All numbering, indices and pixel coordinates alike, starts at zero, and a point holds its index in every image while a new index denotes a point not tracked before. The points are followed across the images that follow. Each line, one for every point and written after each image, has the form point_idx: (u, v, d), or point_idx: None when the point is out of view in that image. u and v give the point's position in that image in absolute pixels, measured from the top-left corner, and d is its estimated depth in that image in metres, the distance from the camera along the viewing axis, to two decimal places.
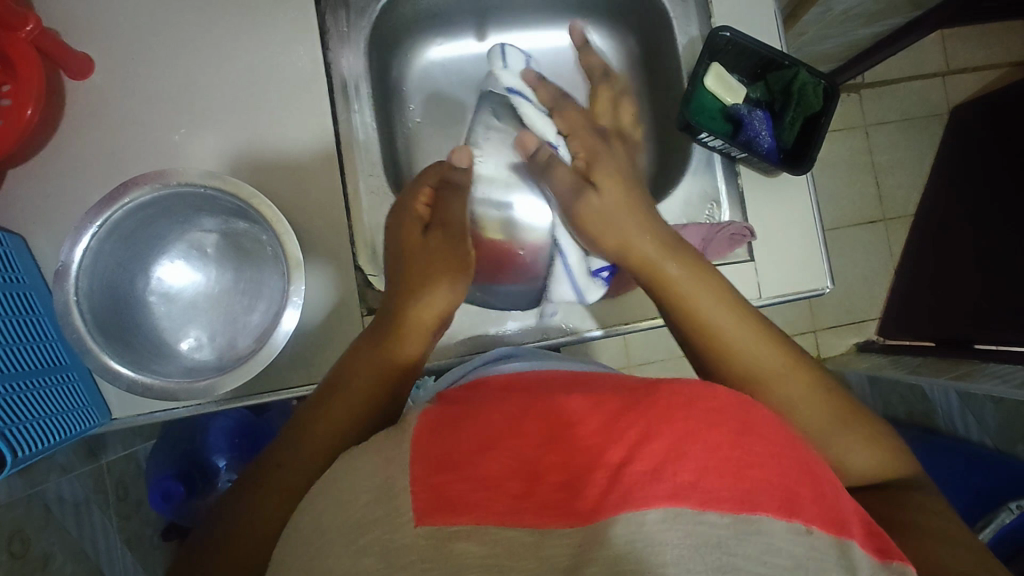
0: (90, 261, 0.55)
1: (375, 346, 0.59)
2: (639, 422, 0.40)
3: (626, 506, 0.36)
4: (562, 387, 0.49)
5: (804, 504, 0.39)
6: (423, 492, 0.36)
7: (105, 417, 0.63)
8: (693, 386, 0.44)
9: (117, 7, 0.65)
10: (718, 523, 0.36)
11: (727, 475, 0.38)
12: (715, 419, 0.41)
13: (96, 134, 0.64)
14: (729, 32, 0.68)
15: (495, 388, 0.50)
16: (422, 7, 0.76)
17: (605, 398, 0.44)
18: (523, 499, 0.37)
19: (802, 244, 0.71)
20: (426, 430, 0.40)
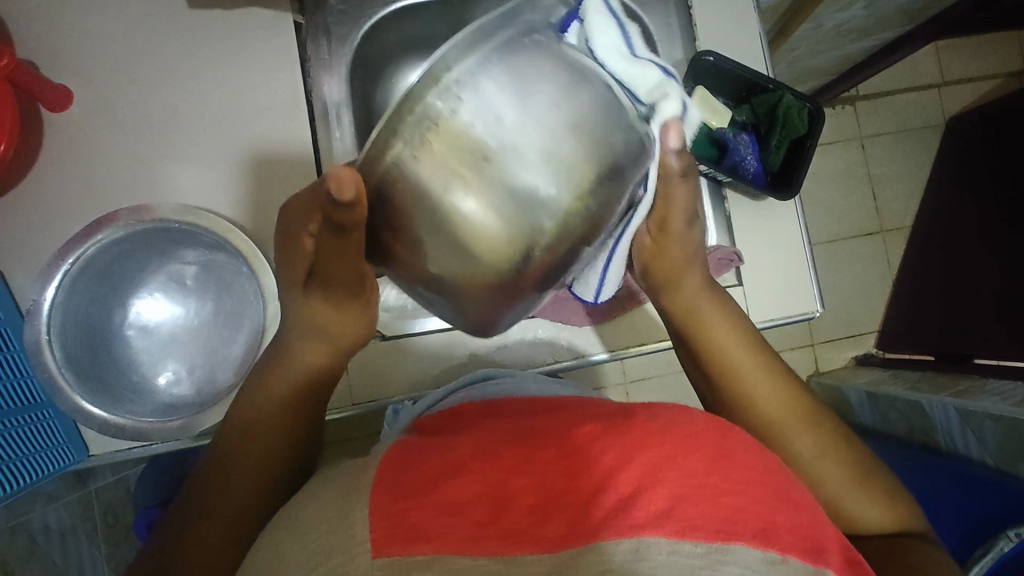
0: (63, 299, 0.55)
1: (314, 345, 0.56)
2: (613, 447, 0.39)
3: (596, 536, 0.35)
4: (543, 413, 0.47)
5: (781, 536, 0.36)
6: (383, 522, 0.35)
7: (81, 455, 0.59)
8: (669, 413, 0.43)
9: (96, 38, 0.65)
10: (692, 553, 0.34)
11: (703, 502, 0.36)
12: (695, 445, 0.39)
13: (72, 164, 0.63)
14: (711, 56, 0.68)
15: (473, 415, 0.50)
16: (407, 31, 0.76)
17: (581, 423, 0.43)
18: (488, 526, 0.35)
19: (792, 266, 0.70)
20: (391, 466, 0.39)
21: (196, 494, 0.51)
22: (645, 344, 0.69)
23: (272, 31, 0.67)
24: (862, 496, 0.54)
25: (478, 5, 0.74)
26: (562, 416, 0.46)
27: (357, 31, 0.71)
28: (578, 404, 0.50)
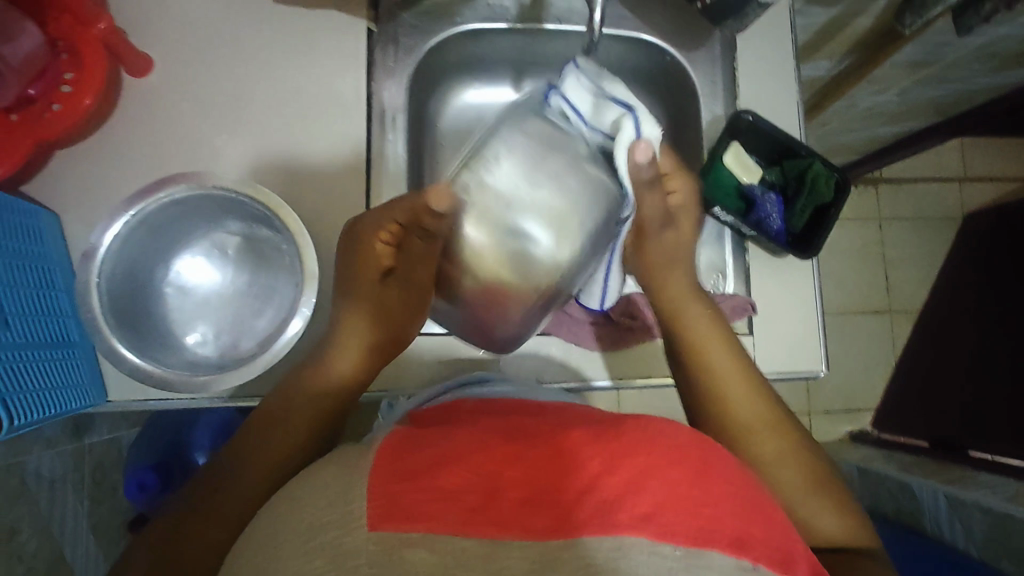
0: (117, 247, 0.58)
1: (352, 350, 0.62)
2: (602, 452, 0.40)
3: (579, 532, 0.36)
4: (529, 415, 0.49)
5: (755, 543, 0.38)
6: (380, 502, 0.36)
7: (99, 398, 0.63)
8: (655, 423, 0.45)
9: (184, 16, 0.70)
10: (671, 555, 0.36)
11: (684, 508, 0.38)
12: (679, 455, 0.41)
13: (140, 126, 0.67)
14: (750, 116, 0.72)
15: (463, 414, 0.51)
16: (468, 52, 0.81)
17: (571, 427, 0.44)
18: (478, 513, 0.36)
19: (802, 324, 0.72)
20: (389, 450, 0.40)
21: (226, 465, 0.56)
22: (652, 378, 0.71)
23: (345, 34, 0.72)
24: (817, 500, 0.55)
25: (539, 39, 0.79)
26: (551, 419, 0.47)
27: (424, 45, 0.75)
28: (562, 408, 0.52)
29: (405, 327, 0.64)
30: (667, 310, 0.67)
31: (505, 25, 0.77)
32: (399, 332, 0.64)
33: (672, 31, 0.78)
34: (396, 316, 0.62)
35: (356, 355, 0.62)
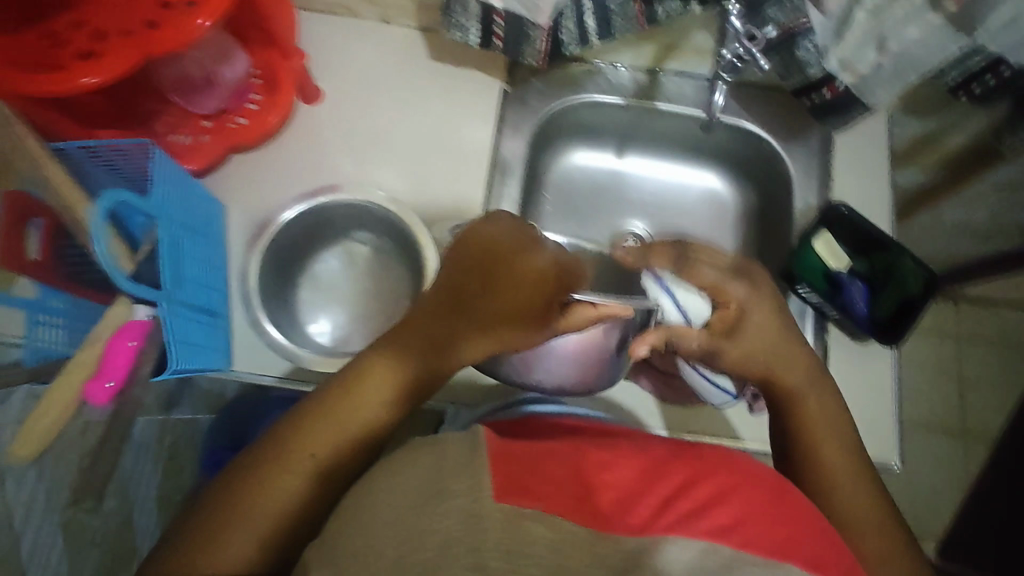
0: (277, 237, 0.68)
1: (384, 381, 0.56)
2: (683, 470, 0.45)
3: (671, 531, 0.39)
4: (603, 435, 0.53)
5: (830, 567, 0.41)
6: (501, 478, 0.40)
7: (225, 364, 0.70)
8: (729, 455, 0.49)
9: (356, 61, 0.83)
10: (755, 563, 0.39)
11: (763, 527, 0.41)
12: (754, 482, 0.45)
13: (304, 145, 0.79)
14: (844, 208, 0.77)
15: (539, 428, 0.56)
16: (583, 121, 0.90)
17: (652, 448, 0.49)
18: (579, 502, 0.40)
19: (877, 415, 0.74)
20: (498, 436, 0.45)
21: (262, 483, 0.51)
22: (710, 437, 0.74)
23: (484, 92, 0.83)
24: None
25: (650, 116, 0.88)
26: (628, 440, 0.51)
27: (551, 107, 0.85)
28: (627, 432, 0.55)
29: (465, 355, 0.57)
30: (784, 385, 0.60)
31: (623, 100, 0.86)
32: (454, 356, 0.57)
33: (776, 124, 0.85)
34: (488, 334, 0.57)
35: (387, 394, 0.55)
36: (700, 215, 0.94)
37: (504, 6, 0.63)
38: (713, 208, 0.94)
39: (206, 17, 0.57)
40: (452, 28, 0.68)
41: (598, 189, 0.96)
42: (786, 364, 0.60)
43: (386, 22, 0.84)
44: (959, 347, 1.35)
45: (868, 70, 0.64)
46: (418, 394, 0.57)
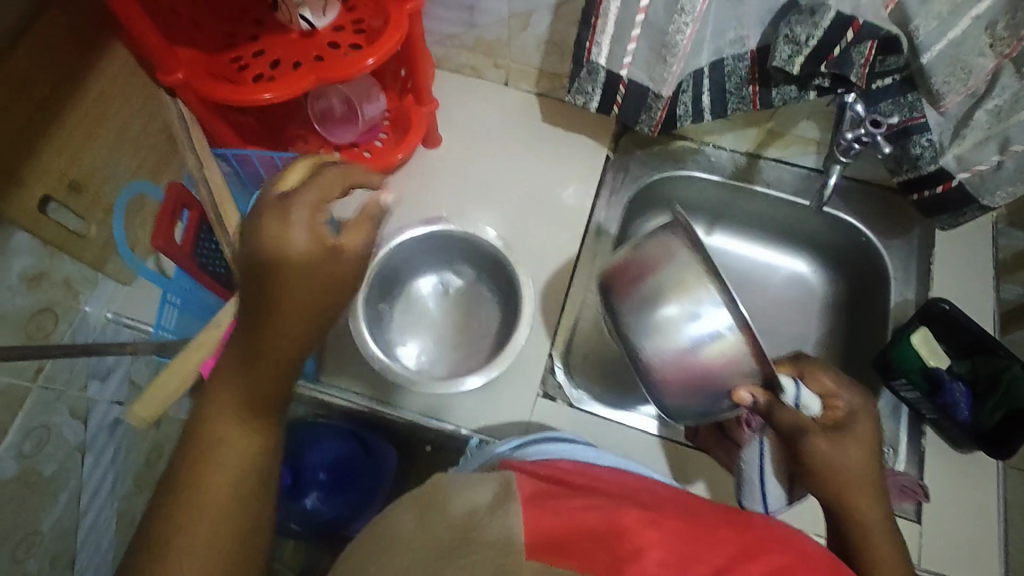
0: (387, 257, 0.72)
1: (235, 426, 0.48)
2: (734, 540, 0.42)
3: None
4: (642, 490, 0.50)
5: None
6: (533, 532, 0.40)
7: (313, 373, 0.73)
8: (779, 527, 0.46)
9: (475, 116, 0.90)
10: None
11: None
12: (810, 564, 0.43)
13: (418, 183, 0.86)
14: (946, 305, 0.74)
15: (569, 475, 0.52)
16: (676, 196, 0.93)
17: (700, 510, 0.46)
18: (619, 559, 0.38)
19: (973, 532, 0.70)
20: (533, 489, 0.45)
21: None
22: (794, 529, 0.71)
23: (588, 156, 0.88)
24: None
25: (745, 197, 0.91)
26: (669, 498, 0.49)
27: (650, 176, 0.89)
28: (663, 488, 0.52)
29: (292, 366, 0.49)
30: (850, 497, 0.55)
31: (720, 178, 0.89)
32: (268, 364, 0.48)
33: (874, 218, 0.85)
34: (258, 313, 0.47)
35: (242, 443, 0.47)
36: (785, 301, 0.94)
37: (630, 75, 0.68)
38: (800, 294, 0.94)
39: (376, 56, 0.64)
40: (576, 92, 0.73)
41: None
42: (861, 488, 0.56)
43: (508, 85, 0.92)
44: None
45: (987, 169, 0.65)
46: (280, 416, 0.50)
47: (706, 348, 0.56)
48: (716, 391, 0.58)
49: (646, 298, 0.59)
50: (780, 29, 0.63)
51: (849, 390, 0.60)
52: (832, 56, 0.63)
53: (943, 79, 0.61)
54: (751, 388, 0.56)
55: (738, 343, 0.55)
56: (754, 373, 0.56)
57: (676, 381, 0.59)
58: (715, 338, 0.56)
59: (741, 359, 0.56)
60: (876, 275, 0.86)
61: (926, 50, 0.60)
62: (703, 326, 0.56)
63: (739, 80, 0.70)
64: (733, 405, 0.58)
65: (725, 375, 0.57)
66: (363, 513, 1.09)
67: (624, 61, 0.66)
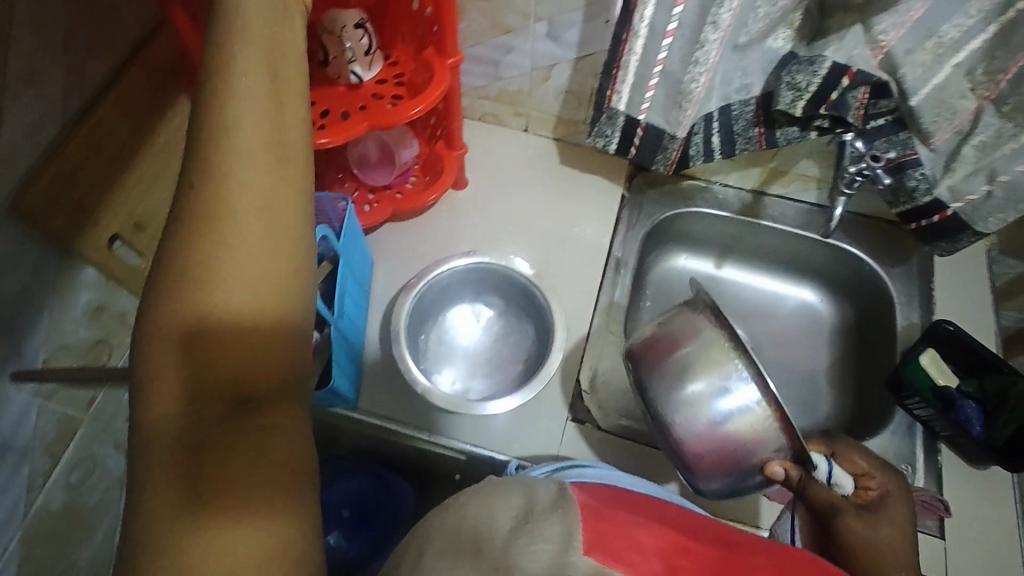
0: (426, 287, 0.77)
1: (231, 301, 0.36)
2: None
3: None
4: (679, 512, 0.48)
5: None
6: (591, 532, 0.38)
7: (354, 402, 0.77)
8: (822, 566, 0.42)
9: (499, 159, 0.97)
10: None
11: None
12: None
13: (447, 220, 0.91)
14: (951, 326, 0.78)
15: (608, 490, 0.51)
16: (687, 230, 0.99)
17: (734, 539, 0.43)
18: None
19: (995, 546, 0.72)
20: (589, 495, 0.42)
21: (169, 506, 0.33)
22: None
23: (604, 194, 0.95)
24: None
25: (752, 231, 0.97)
26: (705, 523, 0.46)
27: (663, 213, 0.95)
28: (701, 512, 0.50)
29: (246, 285, 0.35)
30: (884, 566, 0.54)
31: (728, 214, 0.95)
32: (208, 300, 0.35)
33: (875, 248, 0.91)
34: (215, 206, 0.36)
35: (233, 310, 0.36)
36: (796, 327, 0.98)
37: (647, 119, 0.75)
38: (809, 322, 0.98)
39: (421, 105, 0.71)
40: (596, 136, 0.80)
41: None
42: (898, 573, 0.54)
43: (527, 131, 0.99)
44: None
45: (977, 198, 0.71)
46: (268, 380, 0.37)
47: (734, 422, 0.60)
48: (745, 463, 0.61)
49: (674, 373, 0.63)
50: (782, 77, 0.71)
51: (884, 471, 0.61)
52: (830, 100, 0.70)
53: (931, 119, 0.69)
54: (781, 462, 0.60)
55: (765, 417, 0.59)
56: (782, 446, 0.59)
57: (706, 453, 0.62)
58: (742, 412, 0.60)
59: (768, 434, 0.59)
60: (881, 302, 0.91)
61: (915, 94, 0.67)
62: (731, 401, 0.60)
63: (746, 123, 0.77)
64: (764, 478, 0.61)
65: (754, 447, 0.60)
66: (378, 554, 1.08)
67: (642, 106, 0.73)
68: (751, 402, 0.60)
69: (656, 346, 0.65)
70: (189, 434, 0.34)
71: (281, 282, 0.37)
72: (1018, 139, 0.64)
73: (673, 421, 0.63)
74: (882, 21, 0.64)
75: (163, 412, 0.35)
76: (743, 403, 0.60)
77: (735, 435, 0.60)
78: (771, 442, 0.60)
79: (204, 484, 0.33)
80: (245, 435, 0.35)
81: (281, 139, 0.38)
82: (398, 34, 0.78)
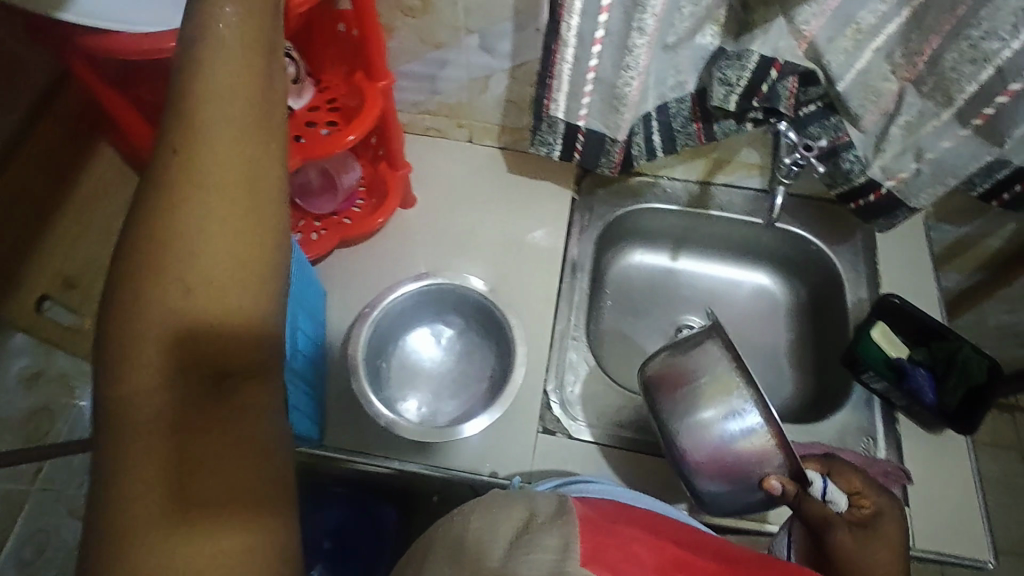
0: (384, 315, 0.76)
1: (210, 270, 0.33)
2: None
3: None
4: (678, 527, 0.51)
5: None
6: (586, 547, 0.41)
7: (318, 440, 0.75)
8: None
9: (446, 173, 0.96)
10: None
11: None
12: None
13: (399, 241, 0.90)
14: (897, 299, 0.81)
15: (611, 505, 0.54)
16: (640, 226, 1.00)
17: (725, 556, 0.47)
18: None
19: (956, 509, 0.75)
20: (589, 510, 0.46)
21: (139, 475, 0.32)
22: None
23: (555, 199, 0.95)
24: None
25: (703, 221, 0.98)
26: (701, 540, 0.49)
27: (614, 212, 0.96)
28: (691, 527, 0.53)
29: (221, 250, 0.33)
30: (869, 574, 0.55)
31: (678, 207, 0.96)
32: (175, 272, 0.33)
33: (820, 227, 0.93)
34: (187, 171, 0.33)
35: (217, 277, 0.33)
36: (754, 311, 1.00)
37: (586, 125, 0.75)
38: (766, 304, 1.00)
39: (356, 132, 0.69)
40: (538, 144, 0.80)
41: (654, 288, 1.03)
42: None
43: (472, 142, 0.98)
44: None
45: (908, 175, 0.73)
46: (245, 358, 0.34)
47: (739, 441, 0.63)
48: (746, 478, 0.64)
49: (684, 397, 0.66)
50: (713, 73, 0.72)
51: (877, 492, 0.61)
52: (762, 92, 0.72)
53: (859, 102, 0.70)
54: (780, 478, 0.62)
55: (768, 439, 0.62)
56: (782, 465, 0.62)
57: (711, 468, 0.65)
58: (747, 433, 0.63)
59: (771, 453, 0.62)
60: (832, 280, 0.93)
61: (840, 80, 0.68)
62: (736, 424, 0.63)
63: (684, 120, 0.78)
64: (766, 495, 0.63)
65: (755, 462, 0.63)
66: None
67: (580, 113, 0.73)
68: (755, 424, 0.63)
69: (667, 372, 0.68)
70: (175, 405, 0.33)
71: (251, 255, 0.34)
72: (940, 118, 0.66)
73: (681, 440, 0.66)
74: (803, 12, 0.65)
75: (137, 387, 0.32)
76: (749, 426, 0.63)
77: (740, 454, 0.63)
78: (772, 459, 0.62)
79: (182, 457, 0.32)
80: (230, 410, 0.34)
81: (261, 115, 0.36)
82: (327, 59, 0.76)
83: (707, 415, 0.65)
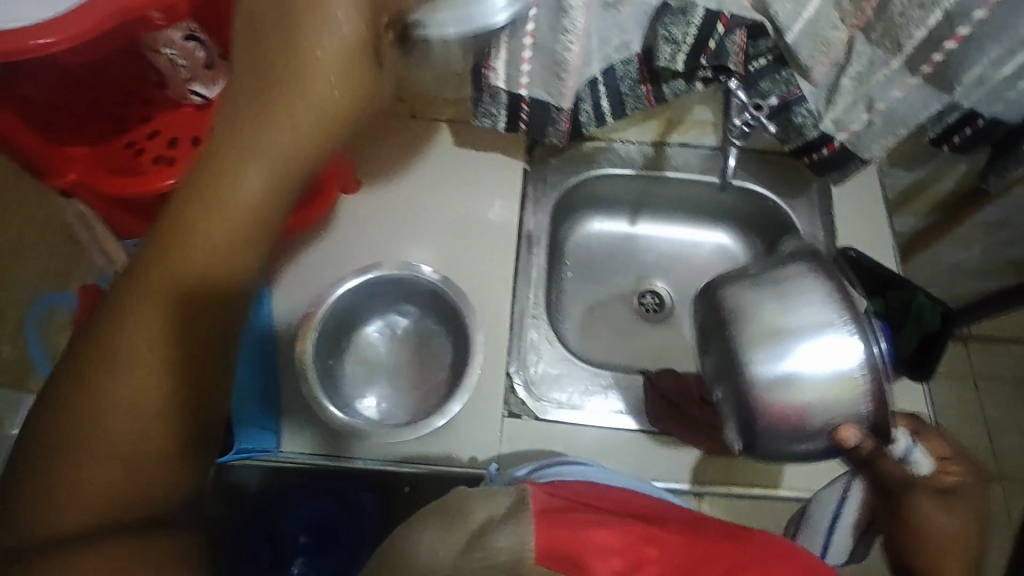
0: (329, 313, 0.72)
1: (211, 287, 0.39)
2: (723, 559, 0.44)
3: None
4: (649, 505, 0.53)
5: None
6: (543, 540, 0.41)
7: (275, 446, 0.71)
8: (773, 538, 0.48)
9: (388, 152, 0.90)
10: None
11: None
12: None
13: (344, 229, 0.85)
14: (854, 252, 0.82)
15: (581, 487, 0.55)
16: (596, 193, 0.97)
17: (690, 525, 0.49)
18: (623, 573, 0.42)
19: None
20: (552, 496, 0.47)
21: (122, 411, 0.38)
22: (768, 489, 0.75)
23: (506, 172, 0.90)
24: None
25: (660, 184, 0.95)
26: (667, 513, 0.51)
27: (568, 181, 0.93)
28: (665, 504, 0.55)
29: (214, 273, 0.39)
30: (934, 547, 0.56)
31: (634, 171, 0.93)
32: (176, 275, 0.38)
33: (776, 182, 0.92)
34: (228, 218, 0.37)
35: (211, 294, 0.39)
36: (715, 270, 0.99)
37: (529, 94, 0.71)
38: (726, 263, 1.00)
39: None
40: (481, 116, 0.76)
41: (615, 254, 1.01)
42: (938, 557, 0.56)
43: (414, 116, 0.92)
44: (977, 387, 1.38)
45: (860, 127, 0.72)
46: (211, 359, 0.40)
47: (832, 379, 0.54)
48: (818, 423, 0.55)
49: (759, 320, 0.57)
50: (658, 32, 0.68)
51: (965, 461, 0.58)
52: (710, 49, 0.68)
53: (809, 54, 0.66)
54: (858, 430, 0.54)
55: (859, 383, 0.54)
56: (867, 417, 0.54)
57: (780, 408, 0.55)
58: (846, 374, 0.54)
59: (872, 403, 0.54)
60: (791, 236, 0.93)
61: (789, 31, 0.64)
62: (835, 362, 0.54)
63: (631, 82, 0.74)
64: (830, 444, 0.56)
65: (834, 407, 0.54)
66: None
67: (521, 82, 0.69)
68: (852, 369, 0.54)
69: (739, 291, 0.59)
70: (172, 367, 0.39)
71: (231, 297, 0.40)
72: (890, 66, 0.64)
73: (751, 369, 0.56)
74: None
75: (143, 341, 0.38)
76: (846, 364, 0.54)
77: (829, 393, 0.54)
78: (857, 402, 0.54)
79: (171, 412, 0.39)
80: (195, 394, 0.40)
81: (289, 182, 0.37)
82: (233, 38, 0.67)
83: (793, 346, 0.55)
